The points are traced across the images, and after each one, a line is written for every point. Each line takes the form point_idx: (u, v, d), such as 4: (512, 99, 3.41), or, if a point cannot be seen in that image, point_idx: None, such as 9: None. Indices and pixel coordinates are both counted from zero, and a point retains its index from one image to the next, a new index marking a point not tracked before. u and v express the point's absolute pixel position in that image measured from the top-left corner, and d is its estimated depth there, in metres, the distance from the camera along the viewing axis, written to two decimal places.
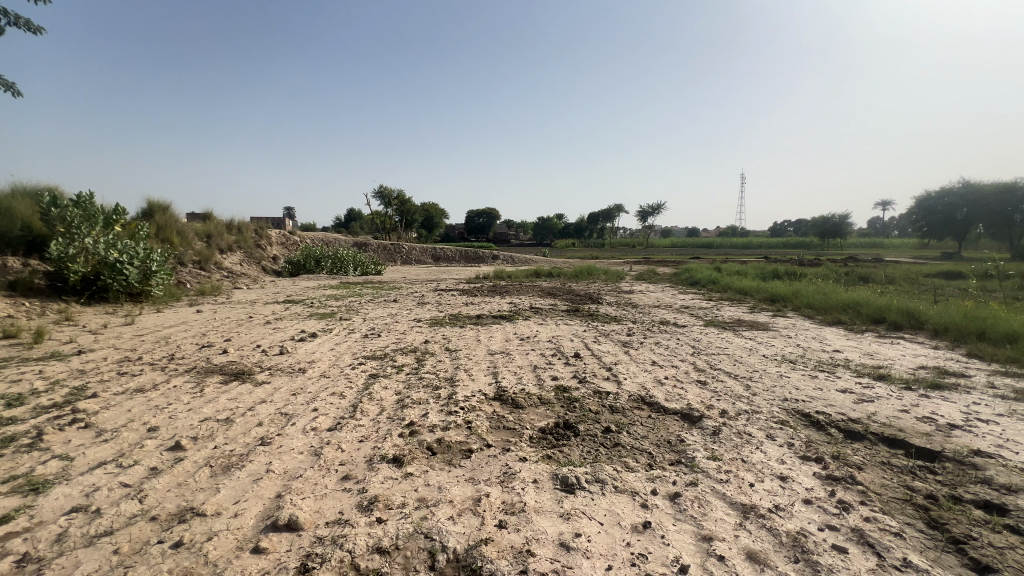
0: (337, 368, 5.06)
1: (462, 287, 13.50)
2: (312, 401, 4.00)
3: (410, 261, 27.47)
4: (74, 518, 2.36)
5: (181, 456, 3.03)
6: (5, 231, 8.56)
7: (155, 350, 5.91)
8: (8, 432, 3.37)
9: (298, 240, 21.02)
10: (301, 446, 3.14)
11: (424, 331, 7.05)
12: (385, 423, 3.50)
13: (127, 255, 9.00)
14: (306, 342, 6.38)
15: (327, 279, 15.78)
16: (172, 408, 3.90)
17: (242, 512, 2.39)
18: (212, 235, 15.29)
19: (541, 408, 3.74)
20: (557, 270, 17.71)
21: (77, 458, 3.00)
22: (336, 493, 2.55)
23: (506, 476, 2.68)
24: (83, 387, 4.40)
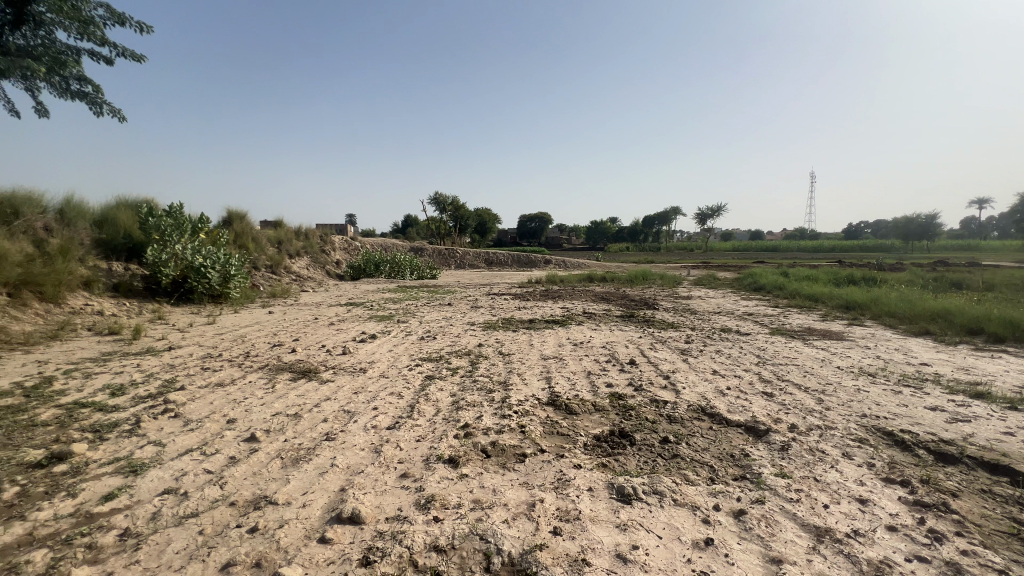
0: (395, 369, 5.25)
1: (514, 291, 13.59)
2: (372, 400, 4.17)
3: (464, 266, 28.02)
4: (165, 500, 2.59)
5: (255, 447, 3.25)
6: (111, 238, 9.61)
7: (233, 348, 6.40)
8: (112, 420, 3.78)
9: (360, 245, 22.05)
10: (363, 443, 3.28)
11: (478, 334, 7.16)
12: (441, 424, 3.59)
13: (210, 260, 9.84)
14: (367, 344, 6.66)
15: (386, 283, 16.44)
16: (247, 402, 4.21)
17: (310, 504, 2.53)
18: (283, 241, 16.38)
19: (595, 415, 3.68)
20: (610, 274, 17.41)
21: (168, 445, 3.31)
22: (395, 490, 2.63)
23: (561, 482, 2.66)
24: (172, 380, 4.85)
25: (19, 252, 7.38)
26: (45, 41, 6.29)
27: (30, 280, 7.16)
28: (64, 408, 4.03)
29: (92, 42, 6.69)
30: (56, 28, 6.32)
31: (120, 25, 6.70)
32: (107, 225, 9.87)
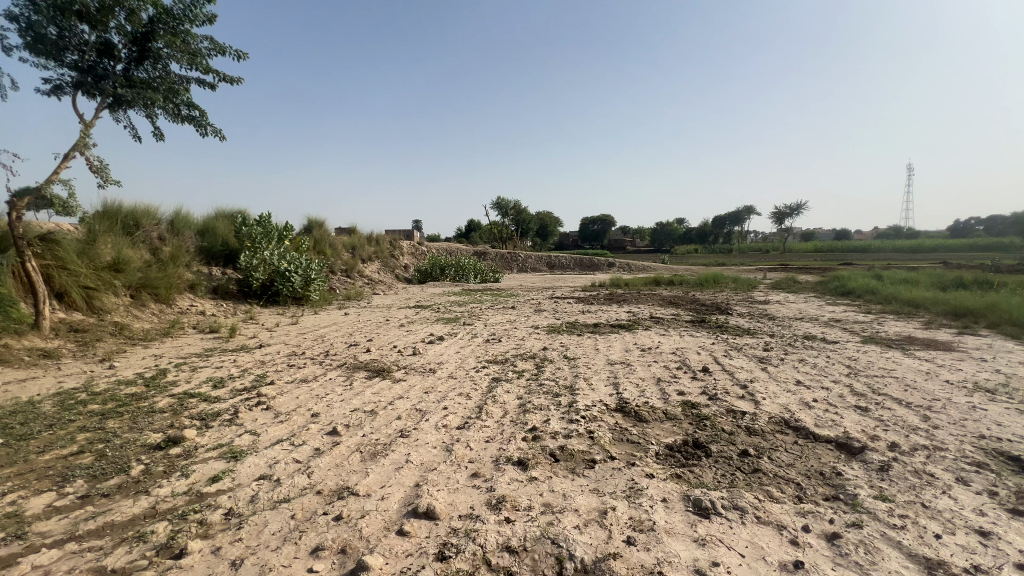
0: (463, 370, 5.39)
1: (578, 295, 13.47)
2: (442, 400, 4.31)
3: (526, 269, 28.17)
4: (261, 485, 2.84)
5: (337, 440, 3.47)
6: (211, 246, 10.70)
7: (314, 347, 6.88)
8: (215, 409, 4.20)
9: (426, 250, 22.90)
10: (434, 441, 3.40)
11: (543, 338, 7.16)
12: (509, 426, 3.63)
13: (294, 265, 10.66)
14: (435, 345, 6.89)
15: (451, 286, 16.92)
16: (328, 398, 4.51)
17: (388, 497, 2.66)
18: (357, 247, 17.39)
19: (667, 424, 3.56)
20: (677, 278, 16.74)
21: (262, 434, 3.63)
22: (466, 489, 2.70)
23: (633, 491, 2.60)
24: (264, 375, 5.31)
25: (139, 259, 8.42)
26: (160, 72, 7.13)
27: (146, 284, 8.21)
28: (176, 397, 4.54)
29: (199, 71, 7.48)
30: (170, 60, 7.16)
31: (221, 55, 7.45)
32: (208, 234, 10.96)
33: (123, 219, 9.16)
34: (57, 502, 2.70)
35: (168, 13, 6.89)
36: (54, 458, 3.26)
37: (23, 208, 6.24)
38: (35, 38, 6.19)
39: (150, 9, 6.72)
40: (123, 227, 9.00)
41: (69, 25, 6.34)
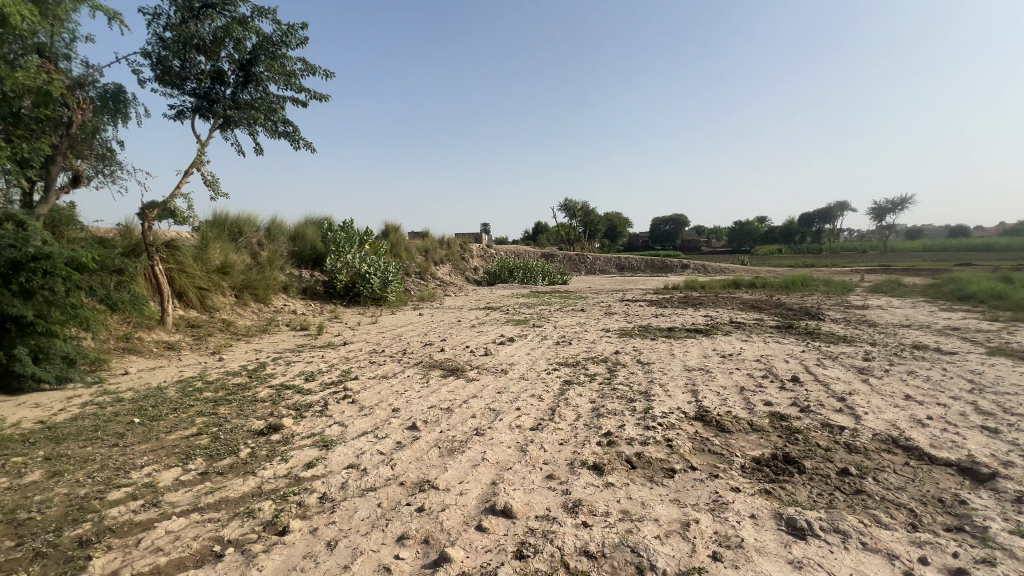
0: (534, 372, 5.42)
1: (650, 297, 13.04)
2: (515, 401, 4.36)
3: (595, 271, 27.72)
4: (350, 473, 3.05)
5: (417, 435, 3.63)
6: (301, 250, 11.64)
7: (393, 345, 7.25)
8: (308, 401, 4.57)
9: (495, 252, 23.33)
10: (509, 440, 3.45)
11: (614, 341, 7.02)
12: (583, 429, 3.60)
13: (373, 268, 11.32)
14: (506, 346, 6.99)
15: (520, 288, 17.09)
16: (407, 394, 4.74)
17: (466, 492, 2.74)
18: (429, 250, 18.10)
19: (753, 436, 3.35)
20: (760, 280, 15.67)
21: (350, 426, 3.89)
22: (542, 490, 2.71)
23: (717, 504, 2.47)
24: (348, 371, 5.69)
25: (242, 263, 9.37)
26: (261, 93, 7.88)
27: (247, 285, 9.11)
28: (275, 388, 5.00)
29: (292, 91, 8.17)
30: (268, 82, 7.90)
31: (311, 75, 8.08)
32: (299, 239, 11.93)
33: (229, 226, 10.23)
34: (182, 476, 3.08)
35: (268, 40, 7.61)
36: (179, 438, 3.72)
37: (153, 218, 7.19)
38: (163, 70, 7.15)
39: (253, 38, 7.47)
40: (229, 234, 10.05)
41: (189, 57, 7.23)
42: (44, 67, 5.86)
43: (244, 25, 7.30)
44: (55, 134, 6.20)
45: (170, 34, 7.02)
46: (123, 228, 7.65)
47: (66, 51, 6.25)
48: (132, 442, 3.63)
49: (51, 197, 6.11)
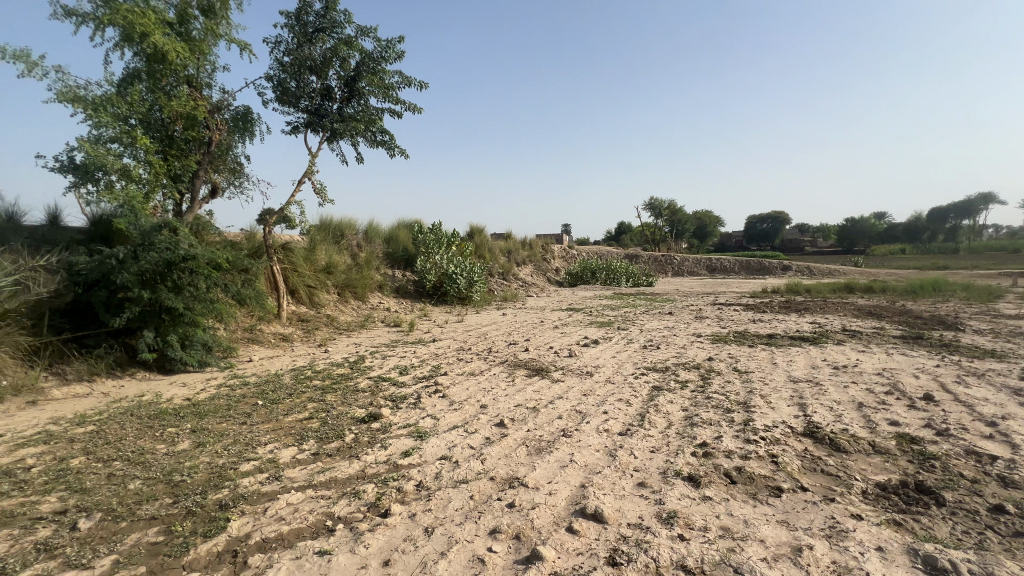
0: (620, 376, 5.28)
1: (746, 301, 12.13)
2: (602, 404, 4.29)
3: (682, 273, 26.37)
4: (443, 464, 3.19)
5: (505, 432, 3.71)
6: (395, 251, 12.41)
7: (478, 344, 7.47)
8: (403, 393, 4.86)
9: (577, 253, 23.14)
10: (597, 444, 3.40)
11: (706, 347, 6.63)
12: (675, 438, 3.44)
13: (460, 269, 11.75)
14: (590, 348, 6.89)
15: (603, 290, 16.79)
16: (495, 391, 4.86)
17: (555, 492, 2.75)
18: (512, 251, 18.41)
19: (876, 459, 2.98)
20: (878, 284, 13.91)
21: (441, 419, 4.08)
22: (633, 497, 2.64)
23: (834, 531, 2.24)
24: (438, 367, 5.97)
25: (344, 263, 10.21)
26: (362, 106, 8.51)
27: (348, 284, 9.91)
28: (373, 379, 5.38)
29: (390, 103, 8.74)
30: (369, 96, 8.51)
31: (407, 86, 8.58)
32: (393, 241, 12.73)
33: (333, 230, 11.20)
34: (299, 455, 3.43)
35: (369, 57, 8.23)
36: (294, 420, 4.14)
37: (272, 223, 8.08)
38: (281, 91, 8.01)
39: (357, 55, 8.12)
40: (333, 237, 11.00)
41: (303, 78, 8.02)
42: (191, 95, 6.80)
43: (349, 44, 7.96)
44: (200, 152, 7.21)
45: (288, 58, 7.85)
46: (248, 232, 8.69)
47: (208, 79, 7.16)
48: (257, 421, 4.11)
49: (195, 206, 7.11)
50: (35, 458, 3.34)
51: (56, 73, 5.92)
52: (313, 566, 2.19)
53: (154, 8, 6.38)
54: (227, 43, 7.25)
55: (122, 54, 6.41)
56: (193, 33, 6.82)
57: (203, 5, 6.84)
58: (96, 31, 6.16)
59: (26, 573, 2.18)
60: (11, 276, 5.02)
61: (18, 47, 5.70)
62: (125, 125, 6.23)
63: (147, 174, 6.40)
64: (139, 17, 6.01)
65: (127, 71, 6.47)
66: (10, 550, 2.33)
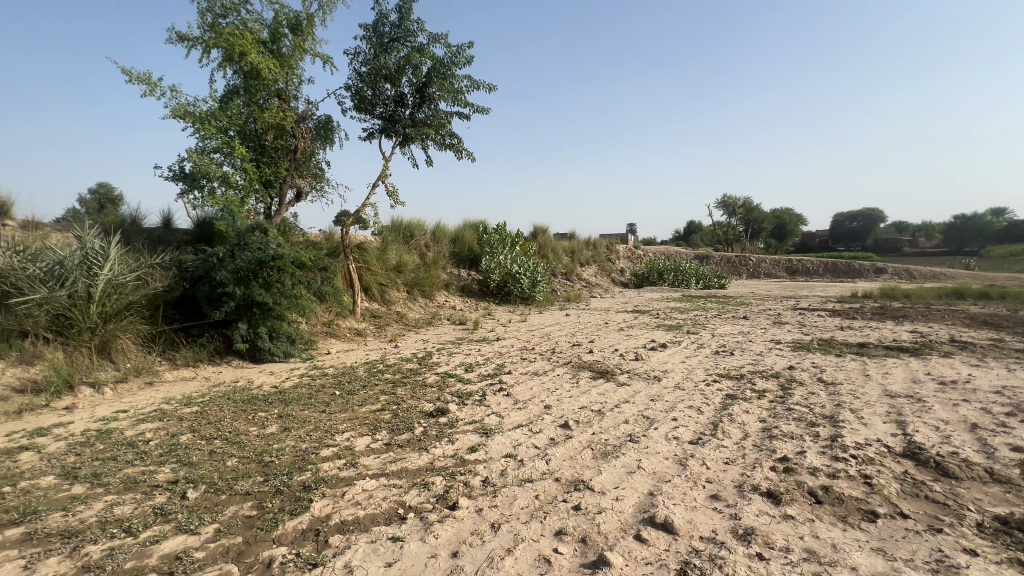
0: (691, 382, 5.06)
1: (832, 307, 11.15)
2: (670, 410, 4.14)
3: (758, 275, 24.74)
4: (508, 462, 3.23)
5: (569, 434, 3.69)
6: (461, 251, 12.73)
7: (542, 344, 7.48)
8: (469, 390, 4.98)
9: (643, 253, 22.48)
10: (666, 452, 3.29)
11: (787, 355, 6.18)
12: (752, 450, 3.24)
13: (523, 269, 11.83)
14: (657, 352, 6.66)
15: (670, 292, 16.19)
16: (559, 392, 4.84)
17: (622, 499, 2.69)
18: (576, 252, 18.25)
19: (994, 488, 2.63)
20: (995, 290, 12.25)
21: (506, 417, 4.13)
22: (706, 510, 2.52)
23: (942, 566, 2.00)
24: (502, 365, 6.05)
25: (413, 263, 10.63)
26: (433, 111, 8.80)
27: (417, 282, 10.30)
28: (440, 375, 5.57)
29: (458, 106, 8.96)
30: (439, 101, 8.76)
31: (475, 89, 8.76)
32: (459, 241, 13.07)
33: (404, 230, 11.70)
34: (373, 444, 3.62)
35: (440, 63, 8.49)
36: (368, 411, 4.38)
37: (349, 224, 8.59)
38: (359, 99, 8.49)
39: (428, 62, 8.42)
40: (403, 237, 11.48)
41: (379, 86, 8.45)
42: (281, 107, 7.38)
43: (422, 52, 8.28)
44: (287, 159, 7.82)
45: (365, 68, 8.31)
46: (328, 233, 9.31)
47: (295, 91, 7.64)
48: (335, 410, 4.39)
49: (283, 209, 7.73)
50: (152, 432, 3.80)
51: (171, 92, 6.71)
52: (387, 551, 2.30)
53: (251, 29, 7.02)
54: (312, 57, 7.80)
55: (224, 72, 7.10)
56: (283, 50, 7.40)
57: (292, 23, 7.41)
58: (203, 53, 6.89)
59: (147, 533, 2.48)
60: (134, 271, 5.57)
61: (142, 71, 6.52)
62: (226, 137, 6.93)
63: (243, 181, 7.06)
64: (238, 39, 6.65)
65: (227, 88, 7.16)
66: (134, 511, 2.67)
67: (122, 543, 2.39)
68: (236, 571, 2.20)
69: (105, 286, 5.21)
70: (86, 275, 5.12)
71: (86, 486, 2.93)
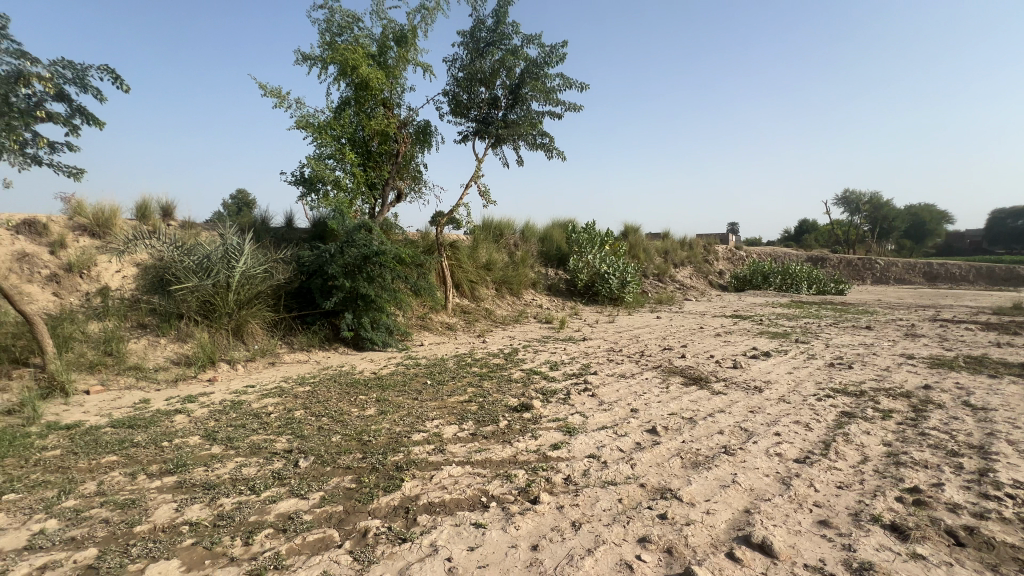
0: (798, 395, 4.58)
1: (986, 319, 9.41)
2: (773, 424, 3.79)
3: (886, 280, 21.70)
4: (591, 462, 3.18)
5: (657, 440, 3.53)
6: (549, 249, 12.76)
7: (630, 346, 7.24)
8: (553, 388, 4.98)
9: (744, 254, 20.82)
10: (766, 468, 3.01)
11: (922, 372, 5.34)
12: (873, 476, 2.86)
13: (612, 268, 11.55)
14: (759, 361, 6.12)
15: (776, 296, 14.81)
16: (646, 396, 4.66)
17: (714, 513, 2.51)
18: (669, 252, 17.41)
19: None
20: None
21: (590, 418, 4.06)
22: (813, 536, 2.27)
23: None
24: (587, 365, 5.96)
25: (502, 261, 10.87)
26: (525, 111, 8.91)
27: (506, 280, 10.52)
28: (526, 372, 5.64)
29: (550, 105, 8.98)
30: (531, 101, 8.85)
31: (568, 88, 8.74)
32: (547, 240, 13.11)
33: (494, 229, 12.01)
34: (460, 433, 3.77)
35: (533, 64, 8.59)
36: (456, 402, 4.57)
37: (442, 224, 9.01)
38: (455, 104, 8.87)
39: (522, 64, 8.56)
40: (493, 236, 11.79)
41: (474, 90, 8.76)
42: (385, 115, 7.96)
43: (516, 53, 8.45)
44: (389, 162, 8.39)
45: (462, 73, 8.66)
46: (424, 232, 9.85)
47: (399, 99, 8.17)
48: (427, 398, 4.64)
49: (385, 209, 8.31)
50: (274, 406, 4.31)
51: (296, 104, 7.55)
52: (470, 536, 2.38)
53: (362, 45, 7.66)
54: (414, 66, 8.31)
55: (338, 85, 7.82)
56: (388, 61, 7.97)
57: (397, 36, 7.95)
58: (322, 69, 7.65)
59: (267, 493, 2.82)
60: (262, 264, 6.34)
61: (274, 86, 7.41)
62: (338, 144, 7.64)
63: (351, 184, 7.73)
64: (351, 53, 7.29)
65: (341, 99, 7.86)
66: (258, 473, 3.06)
67: (248, 499, 2.74)
68: (337, 536, 2.42)
69: (240, 277, 6.02)
70: (226, 267, 5.97)
71: (222, 448, 3.41)
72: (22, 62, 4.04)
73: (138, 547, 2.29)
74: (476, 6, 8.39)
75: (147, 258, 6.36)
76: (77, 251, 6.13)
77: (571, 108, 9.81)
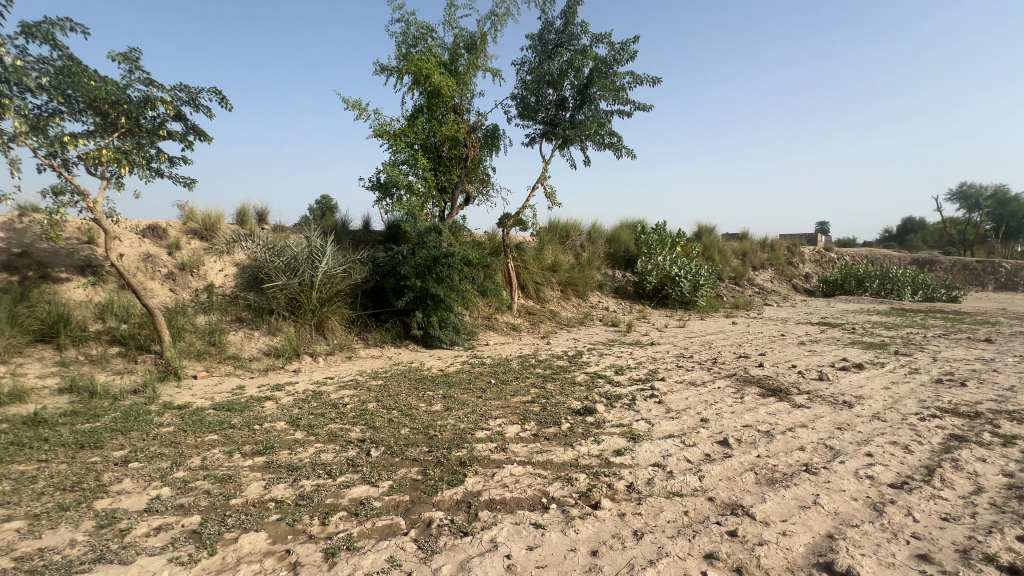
0: (896, 413, 4.13)
1: None
2: (865, 443, 3.44)
3: (1013, 286, 18.89)
4: (656, 471, 3.07)
5: (728, 453, 3.34)
6: (616, 251, 12.48)
7: (701, 352, 6.91)
8: (618, 393, 4.87)
9: (836, 256, 19.06)
10: (854, 491, 2.74)
11: None
12: (988, 510, 2.50)
13: (684, 271, 11.07)
14: (849, 373, 5.58)
15: (873, 303, 13.42)
16: (718, 406, 4.42)
17: (791, 535, 2.34)
18: (748, 253, 16.35)
19: None
20: None
21: (655, 425, 3.92)
22: (909, 571, 2.04)
23: None
24: (654, 371, 5.77)
25: (568, 263, 10.81)
26: (593, 111, 8.79)
27: (571, 282, 10.44)
28: (589, 375, 5.58)
29: (619, 104, 8.79)
30: (600, 100, 8.72)
31: (638, 85, 8.51)
32: (615, 241, 12.83)
33: (561, 230, 11.96)
34: (522, 433, 3.81)
35: (602, 62, 8.47)
36: (519, 402, 4.61)
37: (509, 225, 9.13)
38: (523, 106, 8.95)
39: (590, 63, 8.46)
40: (559, 238, 11.75)
41: (542, 92, 8.79)
42: (455, 121, 8.23)
43: (584, 53, 8.37)
44: (459, 166, 8.64)
45: (530, 76, 8.73)
46: (492, 233, 10.04)
47: (468, 105, 8.41)
48: (491, 397, 4.74)
49: (453, 212, 8.57)
50: (350, 398, 4.61)
51: (374, 114, 8.00)
52: (529, 536, 2.40)
53: (434, 54, 7.97)
54: (483, 72, 8.50)
55: (412, 94, 8.19)
56: (459, 69, 8.23)
57: (467, 43, 8.18)
58: (397, 80, 8.05)
59: (342, 478, 3.03)
60: (342, 265, 6.80)
61: (356, 98, 7.89)
62: (411, 150, 8.00)
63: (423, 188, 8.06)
64: (424, 63, 7.63)
65: (414, 107, 8.22)
66: (334, 459, 3.29)
67: (325, 482, 2.96)
68: (403, 524, 2.54)
69: (322, 277, 6.50)
70: (311, 268, 6.47)
71: (304, 433, 3.71)
72: (150, 88, 4.66)
73: (233, 517, 2.56)
74: (544, 9, 8.43)
75: (245, 258, 7.05)
76: (189, 252, 6.93)
77: (640, 107, 9.58)
